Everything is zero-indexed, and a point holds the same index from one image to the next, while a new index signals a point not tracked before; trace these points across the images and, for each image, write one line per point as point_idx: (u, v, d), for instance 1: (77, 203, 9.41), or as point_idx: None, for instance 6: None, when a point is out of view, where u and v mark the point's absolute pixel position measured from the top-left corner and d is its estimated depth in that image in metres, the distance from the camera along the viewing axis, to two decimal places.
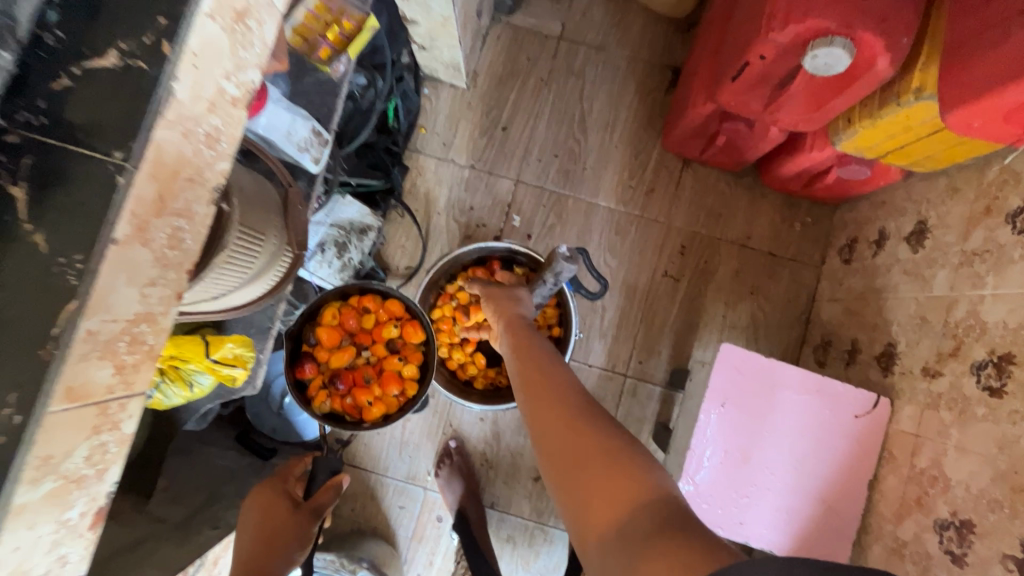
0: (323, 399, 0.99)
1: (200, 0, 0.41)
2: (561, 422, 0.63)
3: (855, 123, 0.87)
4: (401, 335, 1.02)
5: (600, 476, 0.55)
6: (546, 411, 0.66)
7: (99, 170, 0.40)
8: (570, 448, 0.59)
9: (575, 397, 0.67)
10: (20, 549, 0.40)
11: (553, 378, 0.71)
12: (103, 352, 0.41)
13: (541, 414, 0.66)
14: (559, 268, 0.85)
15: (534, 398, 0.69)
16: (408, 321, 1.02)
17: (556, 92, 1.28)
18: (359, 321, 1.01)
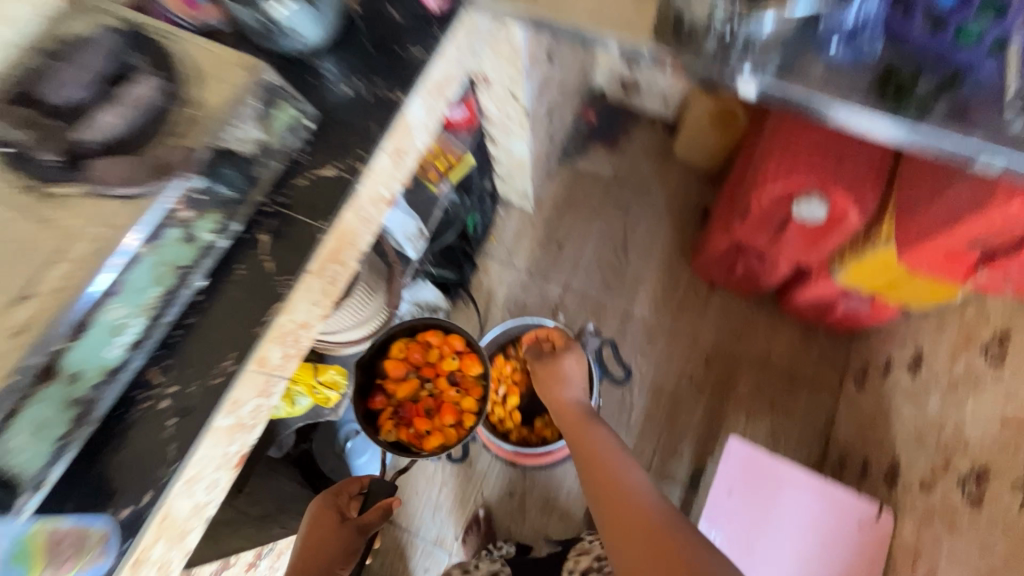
0: (389, 428, 1.07)
1: (382, 144, 0.72)
2: (639, 531, 0.79)
3: (845, 261, 1.05)
4: (460, 367, 1.09)
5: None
6: (625, 518, 0.82)
7: (310, 230, 0.67)
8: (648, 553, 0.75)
9: (648, 506, 0.82)
10: (203, 461, 0.61)
11: (626, 485, 0.87)
12: (279, 339, 0.65)
13: (619, 519, 0.82)
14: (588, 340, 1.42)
15: (611, 503, 0.85)
16: (467, 355, 1.09)
17: (604, 220, 1.57)
18: (423, 355, 1.10)
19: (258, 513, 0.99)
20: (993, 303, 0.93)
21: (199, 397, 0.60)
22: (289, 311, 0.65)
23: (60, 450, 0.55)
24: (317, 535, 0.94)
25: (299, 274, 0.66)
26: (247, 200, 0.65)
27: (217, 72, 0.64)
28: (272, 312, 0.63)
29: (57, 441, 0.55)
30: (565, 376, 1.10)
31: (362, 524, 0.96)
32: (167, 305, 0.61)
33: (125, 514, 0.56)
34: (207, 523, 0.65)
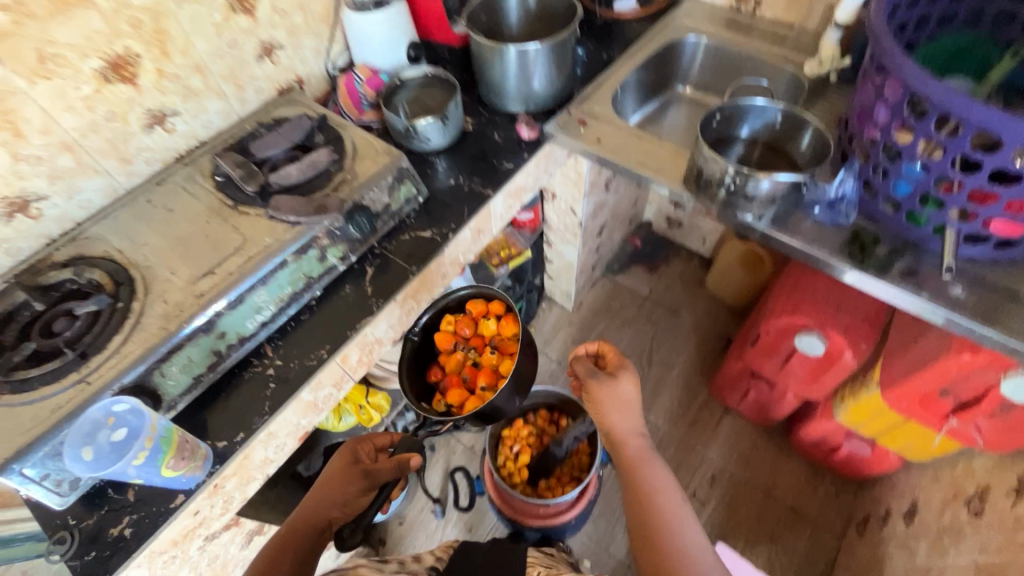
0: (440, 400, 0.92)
1: (469, 221, 0.96)
2: None
3: (845, 399, 1.16)
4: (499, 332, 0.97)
5: None
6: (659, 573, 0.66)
7: (404, 270, 0.89)
8: None
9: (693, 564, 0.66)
10: (282, 421, 0.78)
11: (675, 538, 0.69)
12: (360, 344, 0.85)
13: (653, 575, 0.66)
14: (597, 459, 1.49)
15: (649, 555, 0.68)
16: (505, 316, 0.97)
17: (634, 330, 1.75)
18: (473, 328, 0.98)
19: None
20: (981, 461, 1.01)
21: (295, 371, 0.79)
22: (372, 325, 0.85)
23: (193, 385, 0.75)
24: (320, 490, 0.77)
25: (387, 299, 0.86)
26: (366, 240, 0.89)
27: (369, 154, 0.93)
28: (362, 322, 0.83)
29: (194, 377, 0.75)
30: (624, 407, 0.82)
31: (373, 468, 0.82)
32: (293, 302, 0.83)
33: (220, 445, 0.73)
34: (264, 482, 0.81)
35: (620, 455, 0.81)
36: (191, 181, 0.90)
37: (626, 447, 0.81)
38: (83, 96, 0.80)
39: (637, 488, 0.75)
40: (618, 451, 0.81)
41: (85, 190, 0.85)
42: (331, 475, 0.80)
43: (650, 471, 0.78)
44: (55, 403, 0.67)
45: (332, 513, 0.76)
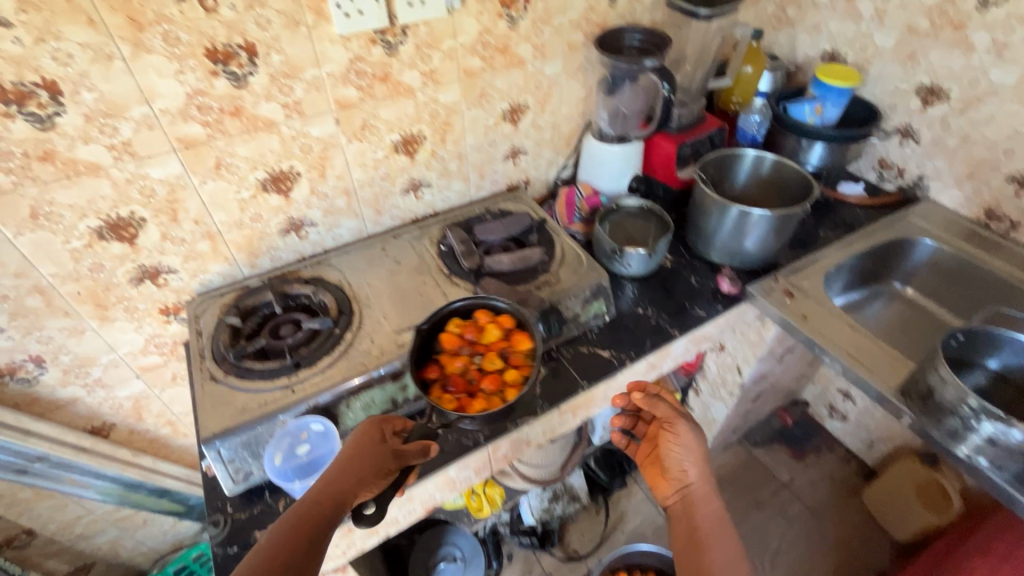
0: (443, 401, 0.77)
1: (649, 355, 0.94)
2: None
3: None
4: (504, 339, 0.82)
5: None
6: None
7: (573, 384, 0.89)
8: None
9: None
10: (421, 492, 0.79)
11: None
12: (512, 440, 0.85)
13: None
14: None
15: None
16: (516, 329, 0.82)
17: (761, 517, 1.55)
18: (479, 335, 0.81)
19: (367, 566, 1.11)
20: None
21: (451, 445, 0.80)
22: (530, 427, 0.86)
23: None
24: (341, 468, 0.64)
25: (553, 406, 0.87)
26: (548, 342, 0.92)
27: (575, 265, 0.98)
28: (524, 420, 0.84)
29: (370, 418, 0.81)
30: (691, 459, 0.76)
31: (403, 451, 0.69)
32: None
33: None
34: (382, 542, 0.82)
35: (690, 517, 0.73)
36: (421, 244, 1.04)
37: (699, 508, 0.73)
38: (376, 159, 0.97)
39: (701, 558, 0.68)
40: (685, 511, 0.74)
41: (341, 227, 1.01)
42: (355, 455, 0.65)
43: (723, 545, 0.69)
44: (264, 399, 0.76)
45: (355, 498, 0.64)
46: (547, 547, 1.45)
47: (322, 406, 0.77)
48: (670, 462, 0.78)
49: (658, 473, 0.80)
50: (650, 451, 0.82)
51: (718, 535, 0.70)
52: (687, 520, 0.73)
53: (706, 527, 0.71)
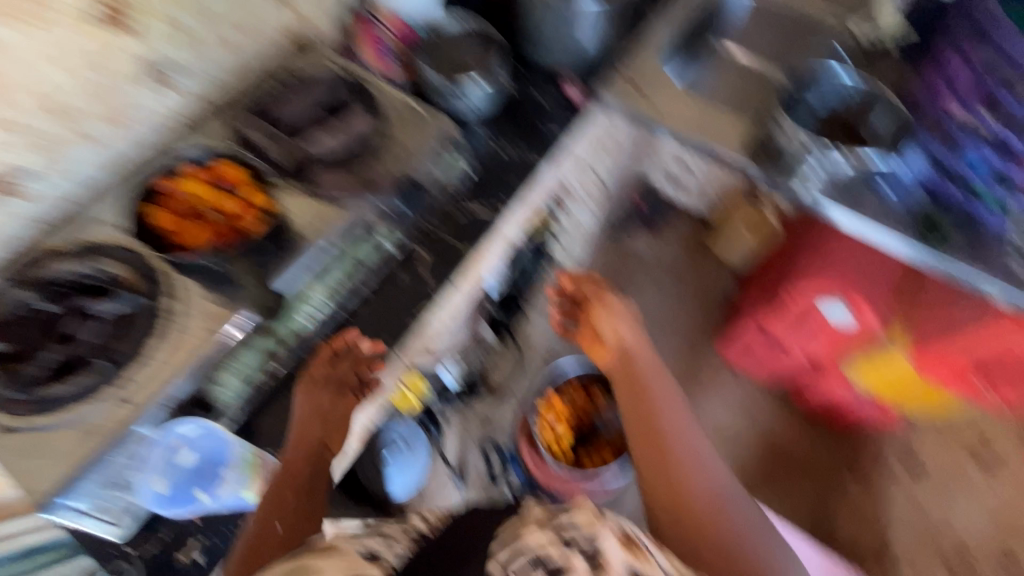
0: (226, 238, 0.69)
1: (522, 193, 0.87)
2: (679, 478, 0.70)
3: (861, 362, 1.24)
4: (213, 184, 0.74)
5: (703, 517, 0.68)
6: (668, 472, 0.70)
7: (459, 252, 0.81)
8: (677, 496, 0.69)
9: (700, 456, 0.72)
10: (348, 423, 0.72)
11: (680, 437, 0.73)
12: (419, 334, 0.79)
13: (659, 474, 0.71)
14: None
15: (658, 458, 0.71)
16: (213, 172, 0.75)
17: (640, 294, 1.75)
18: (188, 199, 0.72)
19: None
20: None
21: None
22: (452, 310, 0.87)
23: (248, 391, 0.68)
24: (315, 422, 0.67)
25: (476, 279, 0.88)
26: (415, 218, 0.81)
27: (411, 119, 0.82)
28: (423, 310, 0.76)
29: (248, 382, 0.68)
30: (624, 323, 0.79)
31: (344, 377, 0.69)
32: (344, 293, 0.75)
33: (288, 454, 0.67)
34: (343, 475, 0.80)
35: (636, 389, 0.76)
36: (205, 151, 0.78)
37: (636, 379, 0.77)
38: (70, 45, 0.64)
39: (645, 411, 0.75)
40: (624, 379, 0.77)
41: (76, 162, 0.71)
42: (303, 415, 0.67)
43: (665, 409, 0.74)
44: (94, 424, 0.59)
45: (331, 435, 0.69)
46: (475, 395, 1.54)
47: (181, 400, 0.63)
48: (602, 329, 0.80)
49: (591, 341, 0.81)
50: (583, 326, 0.81)
51: (665, 407, 0.74)
52: (631, 390, 0.76)
53: (648, 396, 0.75)
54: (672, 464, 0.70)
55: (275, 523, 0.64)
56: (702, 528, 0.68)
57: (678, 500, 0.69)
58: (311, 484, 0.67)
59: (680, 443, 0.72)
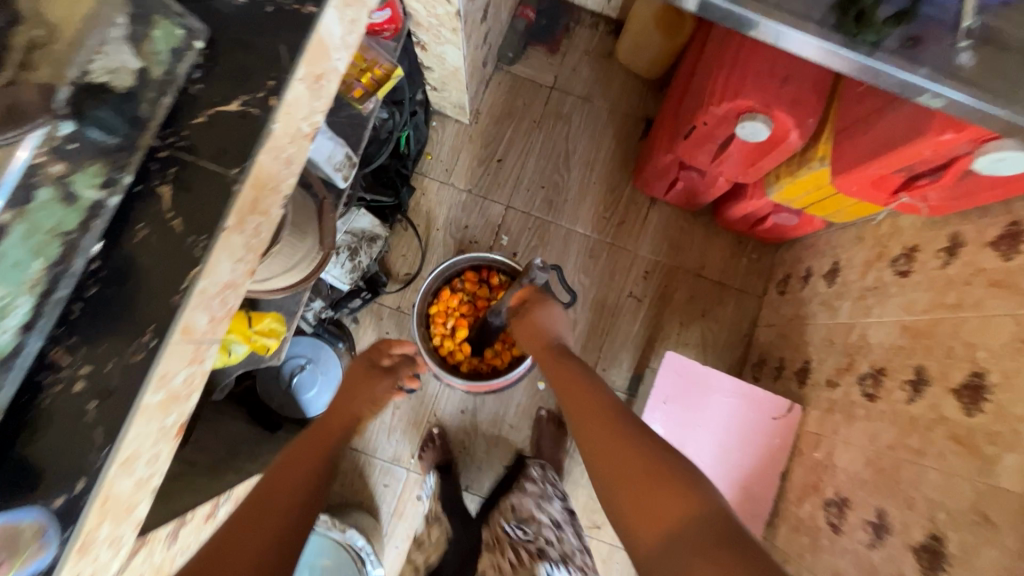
0: None
1: (297, 69, 0.60)
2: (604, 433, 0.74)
3: (782, 178, 1.09)
4: None
5: (627, 459, 0.69)
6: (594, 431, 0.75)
7: (220, 180, 0.57)
8: (606, 445, 0.72)
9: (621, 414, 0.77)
10: (141, 439, 0.56)
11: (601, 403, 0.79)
12: (205, 304, 0.59)
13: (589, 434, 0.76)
14: (533, 274, 1.03)
15: (585, 423, 0.78)
16: None
17: (546, 133, 1.50)
18: None
19: (208, 461, 0.94)
20: (906, 218, 0.99)
21: (120, 376, 0.54)
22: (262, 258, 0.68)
23: None
24: (353, 396, 0.97)
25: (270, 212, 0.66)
26: (136, 145, 0.53)
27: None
28: (190, 278, 0.55)
29: None
30: (545, 317, 1.00)
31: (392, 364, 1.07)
32: (56, 279, 0.51)
33: (59, 503, 0.51)
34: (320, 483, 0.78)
35: (580, 401, 0.81)
36: None
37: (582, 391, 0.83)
38: None
39: (575, 385, 0.85)
40: (568, 397, 0.84)
41: None
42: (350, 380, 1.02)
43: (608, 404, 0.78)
44: None
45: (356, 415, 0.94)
46: (382, 290, 1.38)
47: None
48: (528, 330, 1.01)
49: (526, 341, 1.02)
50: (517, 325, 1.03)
51: (613, 407, 0.78)
52: (577, 406, 0.81)
53: (594, 405, 0.79)
54: (616, 455, 0.70)
55: (285, 483, 0.73)
56: (660, 513, 0.62)
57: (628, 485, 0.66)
58: (333, 456, 0.83)
59: (628, 436, 0.72)
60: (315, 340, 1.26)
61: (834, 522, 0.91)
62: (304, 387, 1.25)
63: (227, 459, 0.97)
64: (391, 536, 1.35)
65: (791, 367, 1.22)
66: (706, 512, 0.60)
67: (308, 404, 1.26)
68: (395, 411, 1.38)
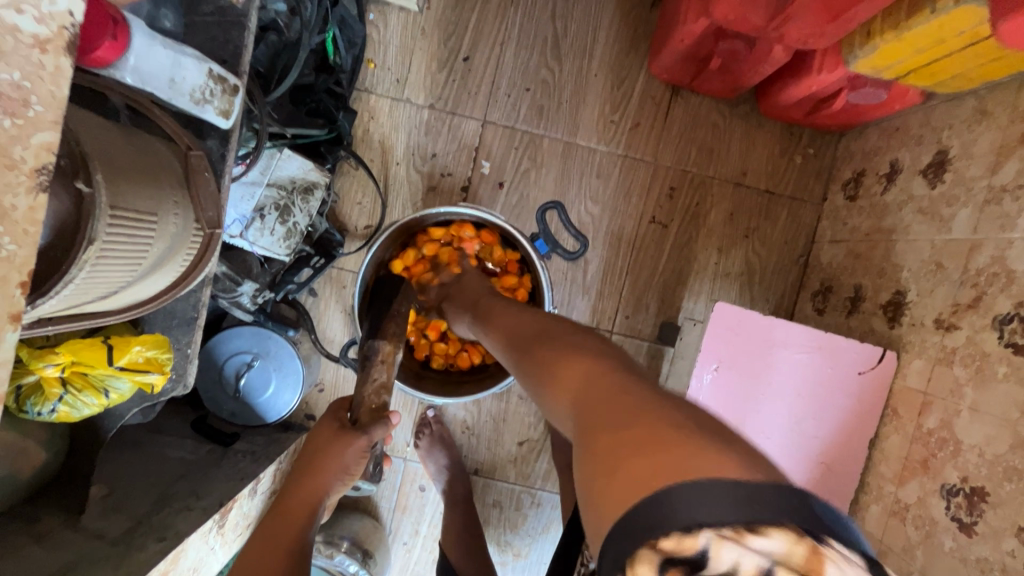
0: None
1: None
2: (541, 347, 0.57)
3: (876, 37, 0.74)
4: None
5: (561, 356, 0.53)
6: (530, 349, 0.59)
7: None
8: (539, 360, 0.55)
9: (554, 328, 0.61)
10: None
11: (533, 326, 0.63)
12: None
13: (527, 355, 0.58)
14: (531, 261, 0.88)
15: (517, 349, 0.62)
16: None
17: (524, 11, 1.09)
18: None
19: (123, 527, 0.71)
20: None
21: None
22: (97, 258, 0.46)
23: None
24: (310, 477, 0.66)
25: (77, 193, 0.45)
26: None
27: None
28: None
29: None
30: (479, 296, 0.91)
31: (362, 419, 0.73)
32: None
33: None
34: None
35: (499, 328, 0.69)
36: None
37: (505, 322, 0.69)
38: None
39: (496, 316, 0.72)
40: (495, 330, 0.70)
41: None
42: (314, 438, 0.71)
43: (534, 323, 0.63)
44: None
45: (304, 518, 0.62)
46: (340, 253, 1.07)
47: None
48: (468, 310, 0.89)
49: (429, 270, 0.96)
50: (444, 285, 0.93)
51: (546, 325, 0.62)
52: (506, 332, 0.67)
53: (516, 330, 0.65)
54: (537, 356, 0.56)
55: None
56: (584, 389, 0.47)
57: (547, 372, 0.53)
58: None
59: (546, 334, 0.59)
60: (258, 328, 1.00)
61: (961, 519, 0.68)
62: (257, 388, 1.00)
63: (152, 515, 0.74)
64: (397, 534, 1.16)
65: (873, 299, 0.94)
66: (611, 375, 0.46)
67: (265, 407, 1.02)
68: None
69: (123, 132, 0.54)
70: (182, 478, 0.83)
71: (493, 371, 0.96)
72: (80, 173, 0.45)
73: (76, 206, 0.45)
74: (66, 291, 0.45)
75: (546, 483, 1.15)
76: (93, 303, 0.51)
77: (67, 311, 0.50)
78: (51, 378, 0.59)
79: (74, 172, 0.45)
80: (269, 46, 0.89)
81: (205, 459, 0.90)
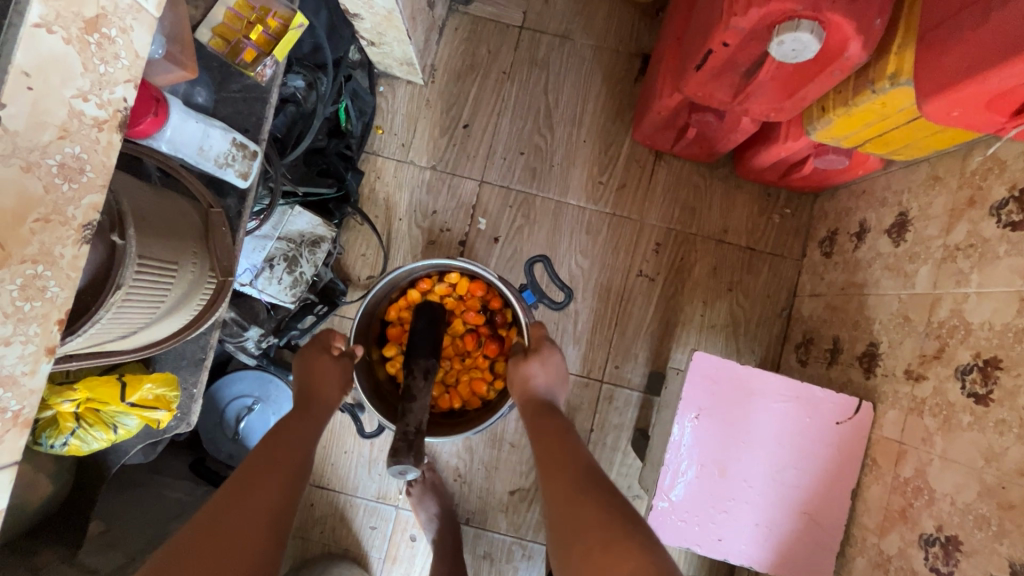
0: None
1: (28, 8, 0.36)
2: (576, 495, 0.62)
3: (829, 111, 0.83)
4: None
5: (594, 518, 0.58)
6: (564, 487, 0.64)
7: None
8: (572, 516, 0.59)
9: (592, 476, 0.64)
10: None
11: (576, 461, 0.67)
12: None
13: (558, 495, 0.63)
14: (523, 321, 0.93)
15: (552, 481, 0.66)
16: None
17: (519, 85, 1.21)
18: None
19: (117, 564, 0.73)
20: (1011, 149, 0.72)
21: None
22: (122, 302, 0.52)
23: None
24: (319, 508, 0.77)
25: (111, 245, 0.52)
26: None
27: None
28: None
29: None
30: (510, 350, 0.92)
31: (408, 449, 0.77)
32: None
33: None
34: None
35: (546, 446, 0.72)
36: None
37: (552, 441, 0.73)
38: None
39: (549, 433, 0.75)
40: (541, 446, 0.73)
41: None
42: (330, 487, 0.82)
43: (576, 462, 0.67)
44: None
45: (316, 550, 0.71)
46: (342, 301, 1.13)
47: None
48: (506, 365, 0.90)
49: None
50: None
51: (591, 471, 0.65)
52: (549, 463, 0.69)
53: (556, 457, 0.69)
54: (577, 510, 0.60)
55: None
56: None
57: (572, 530, 0.58)
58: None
59: (582, 481, 0.64)
60: (260, 371, 1.05)
61: (939, 569, 0.69)
62: (255, 431, 1.04)
63: (146, 553, 0.76)
64: None
65: (849, 350, 0.98)
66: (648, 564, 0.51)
67: None
68: (374, 441, 1.15)
69: (152, 191, 0.61)
70: (179, 518, 0.86)
71: (472, 417, 1.00)
72: (116, 228, 0.52)
73: (110, 254, 0.52)
74: (94, 330, 0.51)
75: (537, 534, 1.15)
76: (116, 341, 0.57)
77: (91, 349, 0.56)
78: (66, 413, 0.64)
79: (111, 227, 0.52)
80: (286, 116, 1.00)
81: (201, 500, 0.93)
